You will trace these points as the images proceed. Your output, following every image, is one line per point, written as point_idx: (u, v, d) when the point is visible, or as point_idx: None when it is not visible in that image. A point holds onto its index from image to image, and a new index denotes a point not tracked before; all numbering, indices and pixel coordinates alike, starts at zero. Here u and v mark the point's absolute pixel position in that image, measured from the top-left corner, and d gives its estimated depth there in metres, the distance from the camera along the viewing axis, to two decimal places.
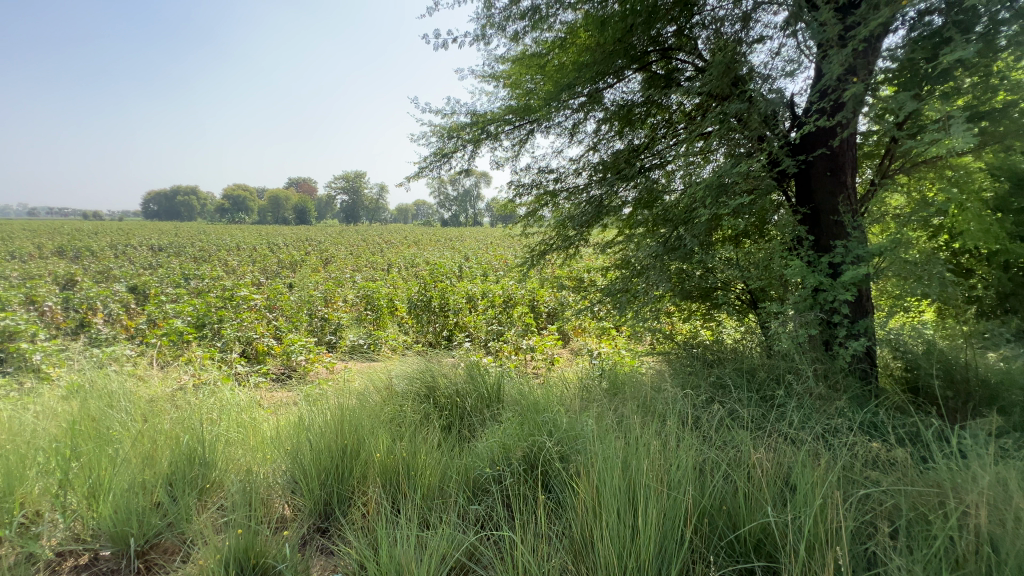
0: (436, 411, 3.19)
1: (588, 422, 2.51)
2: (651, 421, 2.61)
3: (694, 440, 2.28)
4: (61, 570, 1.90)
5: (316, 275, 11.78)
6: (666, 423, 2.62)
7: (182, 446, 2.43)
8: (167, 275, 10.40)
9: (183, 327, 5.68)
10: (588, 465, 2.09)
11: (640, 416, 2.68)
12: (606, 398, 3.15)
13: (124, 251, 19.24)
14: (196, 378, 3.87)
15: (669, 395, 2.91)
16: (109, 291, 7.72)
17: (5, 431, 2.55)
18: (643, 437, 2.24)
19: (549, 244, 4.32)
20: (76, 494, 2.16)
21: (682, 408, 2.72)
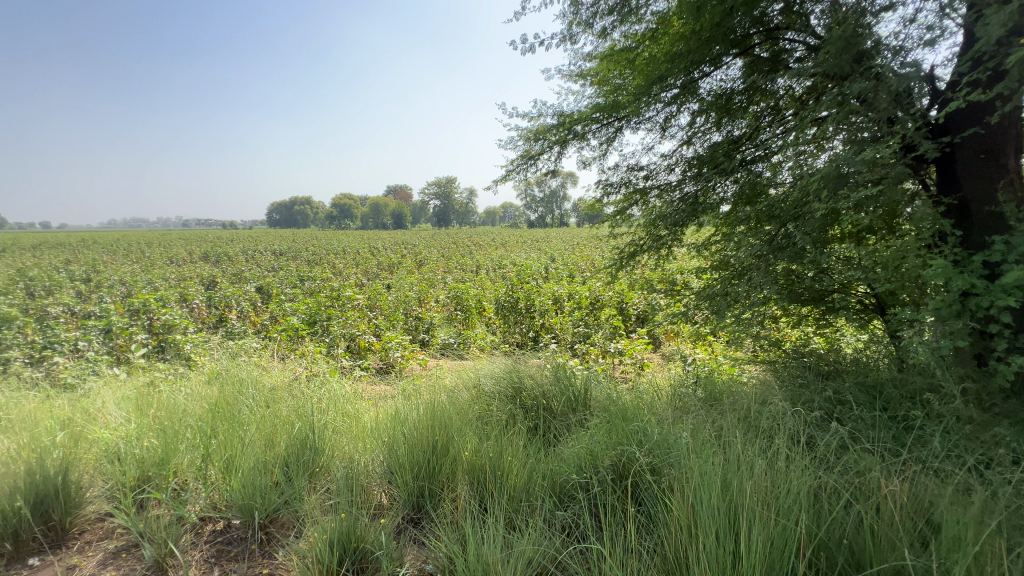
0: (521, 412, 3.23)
1: (681, 433, 2.37)
2: (754, 437, 2.40)
3: (807, 462, 2.05)
4: (203, 534, 2.23)
5: (411, 277, 12.50)
6: (772, 441, 2.39)
7: (296, 432, 2.70)
8: (286, 277, 11.73)
9: (300, 324, 6.37)
10: (682, 480, 1.98)
11: (742, 431, 2.47)
12: (701, 408, 2.96)
13: (254, 256, 22.26)
14: (309, 369, 4.31)
15: (775, 409, 2.65)
16: (242, 291, 8.90)
17: (164, 409, 3.04)
18: (746, 455, 2.07)
19: (640, 245, 4.17)
20: (215, 467, 2.51)
21: (791, 425, 2.47)
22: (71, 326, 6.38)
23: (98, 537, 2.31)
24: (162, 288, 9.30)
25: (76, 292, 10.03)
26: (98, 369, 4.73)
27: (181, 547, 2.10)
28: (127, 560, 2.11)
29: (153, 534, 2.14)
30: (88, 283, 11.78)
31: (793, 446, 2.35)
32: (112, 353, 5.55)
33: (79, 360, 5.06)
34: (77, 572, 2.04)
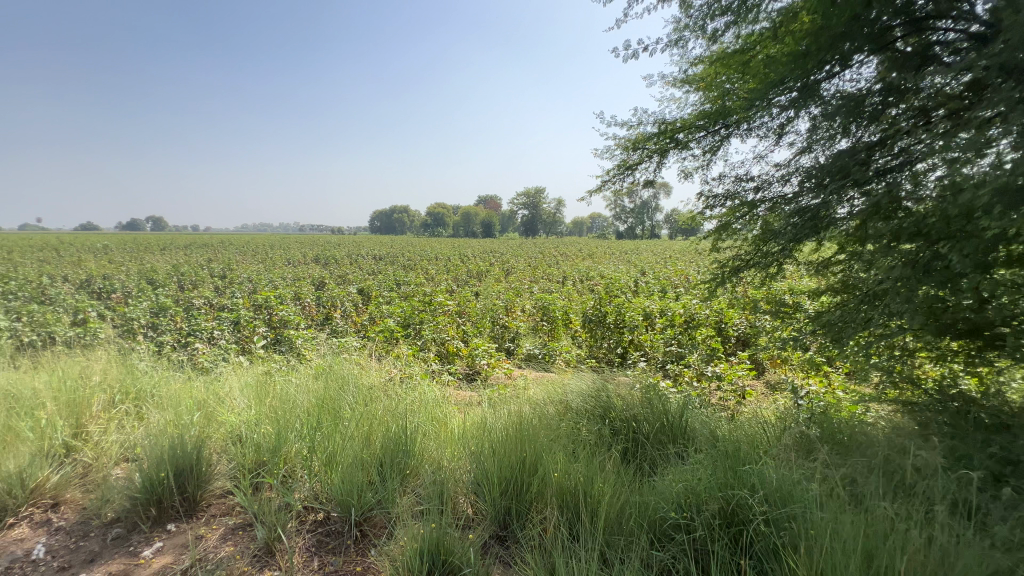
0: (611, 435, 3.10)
1: (808, 485, 2.14)
2: (899, 501, 2.11)
3: (977, 546, 1.77)
4: (306, 522, 2.42)
5: (498, 285, 12.79)
6: (921, 506, 2.08)
7: (390, 434, 2.84)
8: (385, 281, 12.58)
9: (395, 327, 6.77)
10: (814, 543, 1.79)
11: (886, 492, 2.19)
12: (819, 453, 2.63)
13: (357, 260, 24.31)
14: (403, 370, 4.54)
15: (922, 466, 2.29)
16: (346, 293, 9.69)
17: (278, 399, 3.37)
18: (898, 527, 1.82)
19: (749, 260, 3.90)
20: (318, 460, 2.71)
21: (951, 492, 2.13)
22: (210, 317, 7.38)
23: (221, 511, 2.61)
24: (281, 286, 10.45)
25: (215, 287, 11.63)
26: (228, 356, 5.40)
27: (287, 533, 2.30)
28: (242, 536, 2.35)
29: (265, 517, 2.37)
30: (224, 279, 13.58)
31: (950, 516, 2.03)
32: (239, 343, 6.31)
33: (214, 347, 5.82)
34: (203, 541, 2.32)
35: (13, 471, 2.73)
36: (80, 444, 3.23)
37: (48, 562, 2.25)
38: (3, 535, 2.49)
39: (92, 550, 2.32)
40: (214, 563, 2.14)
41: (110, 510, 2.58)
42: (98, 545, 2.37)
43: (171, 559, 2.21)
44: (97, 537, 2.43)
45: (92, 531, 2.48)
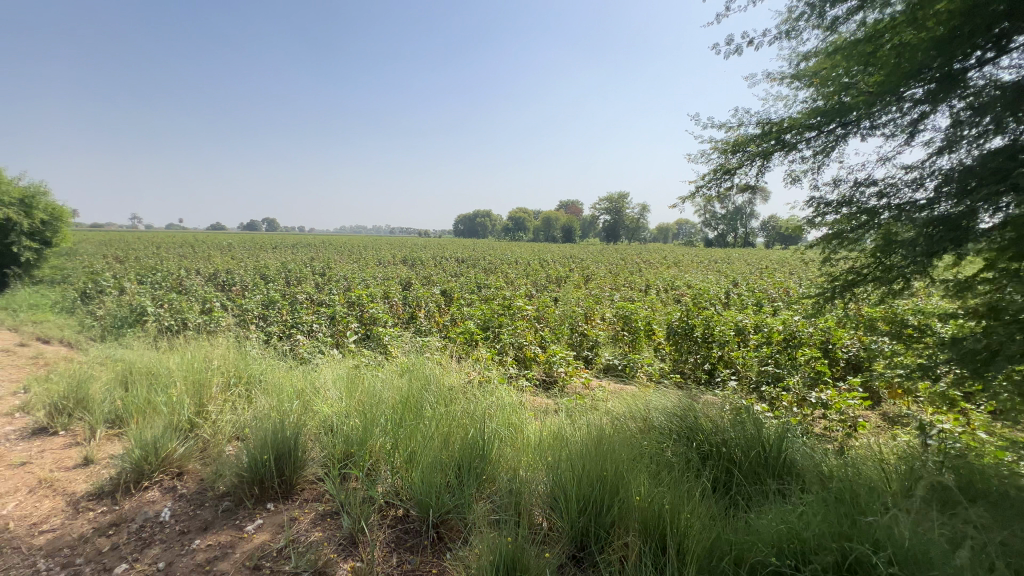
0: (698, 461, 2.90)
1: (953, 555, 1.83)
2: None
3: None
4: (387, 517, 2.54)
5: (578, 291, 12.64)
6: None
7: (469, 438, 2.88)
8: (467, 283, 12.97)
9: (475, 329, 6.93)
10: None
11: None
12: (957, 510, 2.24)
13: (442, 262, 25.39)
14: (481, 373, 4.62)
15: None
16: (430, 293, 10.13)
17: (366, 393, 3.59)
18: None
19: (865, 275, 3.48)
20: (400, 457, 2.84)
21: None
22: (311, 311, 8.09)
23: (313, 496, 2.84)
24: (373, 285, 11.19)
25: (316, 283, 12.77)
26: (325, 349, 5.87)
27: (370, 525, 2.43)
28: (330, 523, 2.53)
29: (350, 507, 2.54)
30: (323, 277, 14.83)
31: None
32: (334, 336, 6.83)
33: (313, 340, 6.37)
34: (296, 524, 2.54)
35: (150, 441, 3.18)
36: (203, 421, 3.70)
37: (172, 527, 2.60)
38: (140, 497, 2.93)
39: (206, 520, 2.65)
40: (305, 546, 2.32)
41: (221, 484, 2.93)
42: (211, 515, 2.70)
43: (269, 536, 2.45)
44: (210, 508, 2.76)
45: (207, 502, 2.83)
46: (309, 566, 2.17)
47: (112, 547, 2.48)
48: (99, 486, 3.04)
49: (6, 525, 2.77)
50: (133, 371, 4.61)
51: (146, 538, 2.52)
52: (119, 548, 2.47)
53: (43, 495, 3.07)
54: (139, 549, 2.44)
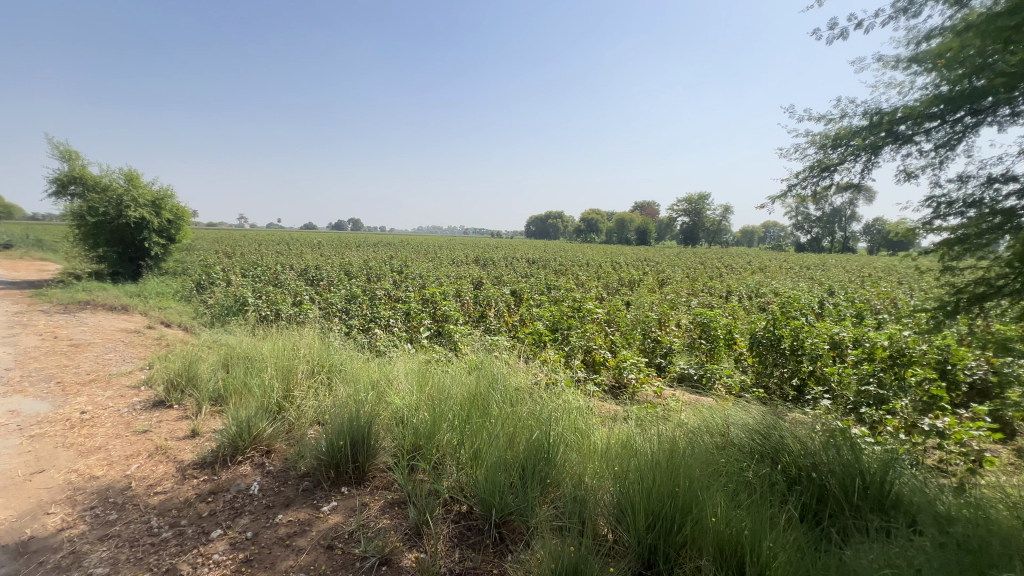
0: (782, 484, 2.67)
1: None
2: None
3: None
4: (451, 512, 2.63)
5: (652, 295, 12.17)
6: None
7: (534, 439, 2.87)
8: (537, 284, 12.99)
9: (544, 330, 6.91)
10: None
11: None
12: None
13: (513, 262, 25.67)
14: (549, 374, 4.58)
15: None
16: (500, 293, 10.26)
17: (436, 388, 3.69)
18: None
19: (996, 287, 3.01)
20: (466, 454, 2.90)
21: None
22: (388, 306, 8.52)
23: (382, 484, 2.99)
24: (446, 284, 11.56)
25: (394, 280, 13.44)
26: (400, 343, 6.15)
27: (435, 519, 2.52)
28: (397, 513, 2.66)
29: (417, 498, 2.65)
30: (401, 274, 15.59)
31: None
32: (409, 332, 7.14)
33: (389, 334, 6.71)
34: (366, 510, 2.69)
35: (244, 419, 3.51)
36: (289, 404, 4.03)
37: (259, 501, 2.87)
38: (235, 470, 3.26)
39: (288, 497, 2.89)
40: (373, 533, 2.47)
41: (302, 465, 3.17)
42: (293, 492, 2.94)
43: (342, 518, 2.63)
44: (292, 486, 3.01)
45: (290, 480, 3.08)
46: (377, 553, 2.30)
47: (210, 513, 2.78)
48: (202, 457, 3.43)
49: (129, 484, 3.21)
50: (233, 354, 5.12)
51: (237, 507, 2.80)
52: (215, 515, 2.76)
53: (158, 460, 3.51)
54: (231, 517, 2.72)
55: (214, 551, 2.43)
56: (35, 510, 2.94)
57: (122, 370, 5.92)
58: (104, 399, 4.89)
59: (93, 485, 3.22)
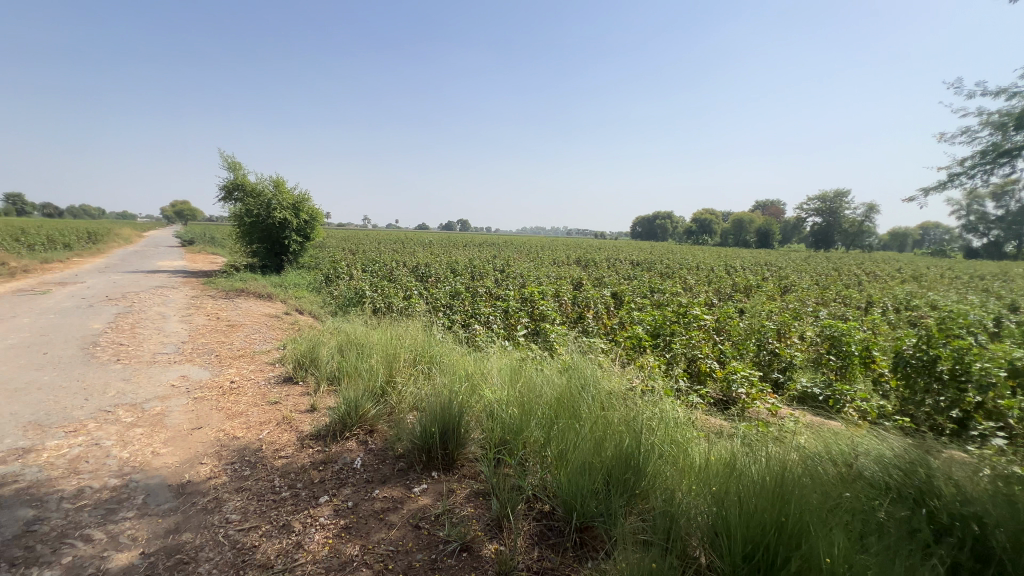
0: (928, 532, 2.23)
1: None
2: None
3: None
4: (532, 509, 2.70)
5: (772, 303, 11.00)
6: None
7: (623, 445, 2.76)
8: (640, 287, 12.48)
9: (644, 335, 6.63)
10: None
11: None
12: None
13: (616, 263, 25.00)
14: (645, 381, 4.38)
15: None
16: (600, 294, 10.04)
17: (527, 386, 3.72)
18: None
19: None
20: (552, 454, 2.89)
21: None
22: (489, 303, 8.82)
23: (469, 473, 3.16)
24: (546, 284, 11.63)
25: (497, 279, 13.88)
26: (496, 340, 6.33)
27: (516, 514, 2.61)
28: (481, 502, 2.80)
29: (500, 491, 2.76)
30: (503, 274, 16.02)
31: None
32: (506, 330, 7.32)
33: (487, 331, 6.94)
34: (453, 496, 2.88)
35: (353, 400, 3.90)
36: (392, 390, 4.38)
37: (361, 475, 3.19)
38: (343, 444, 3.65)
39: (385, 474, 3.18)
40: (458, 519, 2.64)
41: (399, 446, 3.45)
42: (390, 471, 3.22)
43: (431, 500, 2.85)
44: (389, 465, 3.30)
45: (388, 459, 3.38)
46: (459, 539, 2.46)
47: (320, 480, 3.15)
48: (318, 430, 3.88)
49: (261, 446, 3.74)
50: (348, 340, 5.68)
51: (342, 478, 3.15)
52: (324, 482, 3.13)
53: (285, 428, 4.05)
54: (337, 486, 3.06)
55: (321, 514, 2.77)
56: (193, 459, 3.57)
57: (264, 348, 6.90)
58: (249, 372, 5.75)
59: (235, 444, 3.81)
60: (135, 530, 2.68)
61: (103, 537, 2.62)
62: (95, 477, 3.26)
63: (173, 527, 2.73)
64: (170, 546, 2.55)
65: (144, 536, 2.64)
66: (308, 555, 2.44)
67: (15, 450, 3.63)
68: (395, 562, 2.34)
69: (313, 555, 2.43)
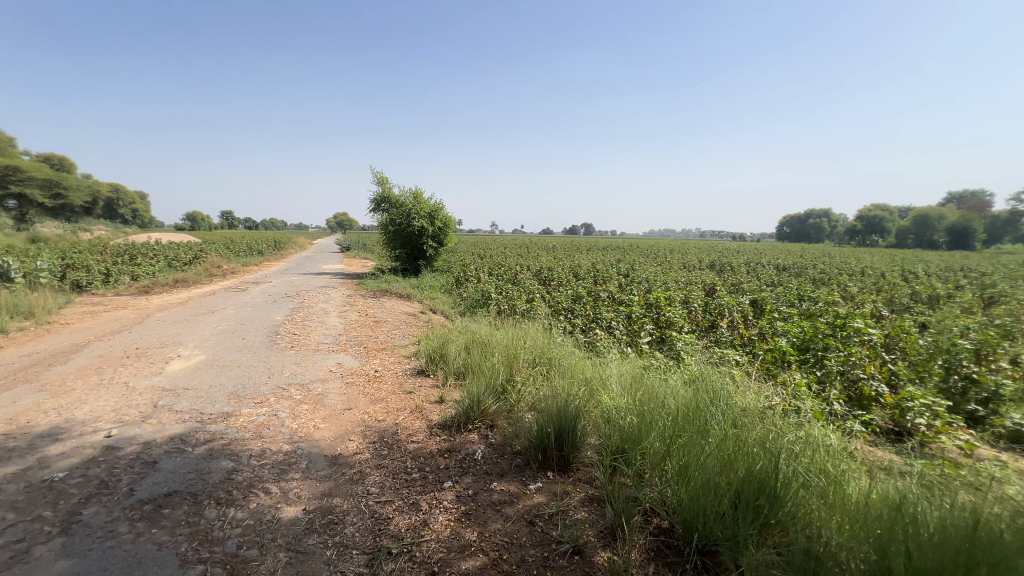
0: None
1: None
2: None
3: None
4: (650, 524, 2.58)
5: (971, 317, 8.88)
6: None
7: (756, 468, 2.47)
8: (786, 295, 11.08)
9: (789, 349, 5.88)
10: None
11: None
12: None
13: (758, 268, 22.58)
14: (788, 399, 3.87)
15: None
16: (737, 301, 9.15)
17: (648, 395, 3.56)
18: None
19: None
20: (673, 468, 2.72)
21: None
22: (611, 308, 8.62)
23: (585, 478, 3.14)
24: (674, 289, 10.97)
25: (621, 283, 13.51)
26: (618, 346, 6.17)
27: (631, 526, 2.51)
28: (595, 509, 2.76)
29: (614, 499, 2.69)
30: (628, 278, 15.53)
31: None
32: (629, 336, 7.08)
33: (609, 336, 6.80)
34: (567, 498, 2.88)
35: (476, 395, 4.13)
36: (512, 388, 4.54)
37: (481, 466, 3.37)
38: (466, 436, 3.89)
39: (503, 469, 3.31)
40: (571, 522, 2.63)
41: (517, 444, 3.56)
42: (508, 466, 3.34)
43: (546, 499, 2.89)
44: (507, 460, 3.43)
45: (506, 455, 3.51)
46: (571, 541, 2.45)
47: (445, 466, 3.40)
48: (445, 420, 4.18)
49: (397, 430, 4.17)
50: (474, 338, 6.02)
51: (464, 467, 3.36)
52: (449, 469, 3.37)
53: (417, 416, 4.46)
54: (459, 474, 3.28)
55: (445, 498, 2.99)
56: (344, 435, 4.13)
57: (403, 343, 7.68)
58: (391, 364, 6.45)
59: (377, 426, 4.31)
60: (300, 489, 3.19)
61: (277, 491, 3.17)
62: (273, 442, 3.96)
63: (327, 491, 3.19)
64: (324, 507, 2.98)
65: (306, 495, 3.14)
66: (432, 533, 2.65)
67: (223, 413, 4.59)
68: (509, 554, 2.42)
69: (436, 534, 2.64)
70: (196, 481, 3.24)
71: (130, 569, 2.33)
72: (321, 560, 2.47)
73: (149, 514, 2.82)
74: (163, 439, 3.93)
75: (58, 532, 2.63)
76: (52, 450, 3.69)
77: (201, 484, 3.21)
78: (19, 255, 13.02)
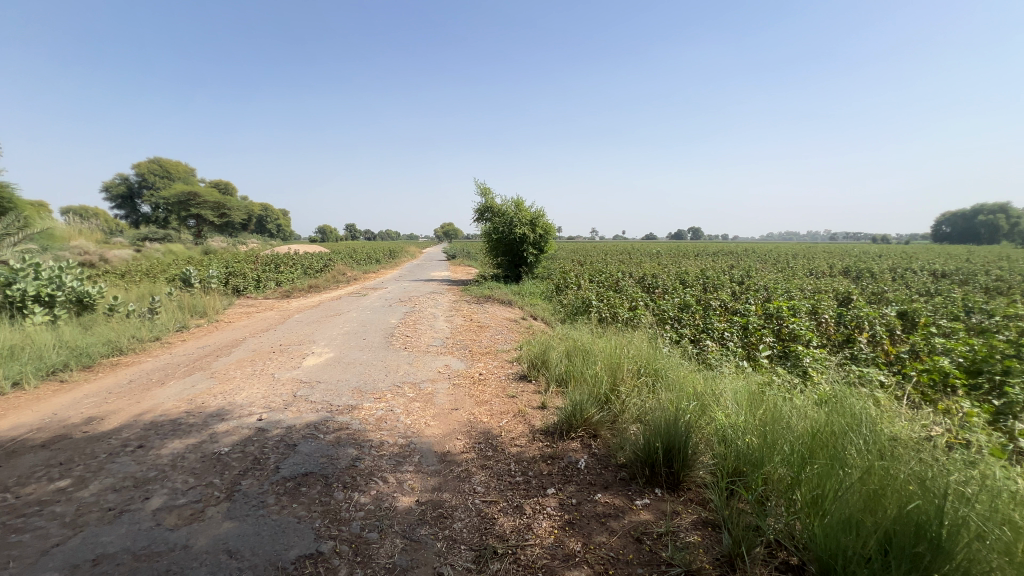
0: None
1: None
2: None
3: None
4: (775, 559, 2.32)
5: None
6: None
7: (912, 509, 2.11)
8: (947, 306, 9.36)
9: (952, 370, 4.94)
10: None
11: None
12: None
13: (907, 274, 19.47)
14: (954, 430, 3.24)
15: None
16: (880, 313, 7.93)
17: (771, 414, 3.22)
18: None
19: None
20: (803, 499, 2.43)
21: None
22: (724, 318, 8.02)
23: (697, 500, 2.95)
24: (800, 299, 9.85)
25: (735, 291, 12.50)
26: (732, 359, 5.70)
27: (753, 559, 2.29)
28: (709, 534, 2.57)
29: (732, 526, 2.48)
30: (742, 285, 14.36)
31: None
32: (745, 349, 6.50)
33: (721, 348, 6.32)
34: (677, 519, 2.73)
35: (578, 403, 4.09)
36: (615, 398, 4.41)
37: (584, 475, 3.32)
38: (568, 444, 3.87)
39: (607, 481, 3.23)
40: (682, 544, 2.48)
41: (621, 456, 3.45)
42: (613, 478, 3.25)
43: (652, 517, 2.75)
44: (612, 473, 3.33)
45: (610, 466, 3.43)
46: (683, 566, 2.30)
47: (548, 473, 3.41)
48: (547, 427, 4.20)
49: (501, 432, 4.28)
50: (575, 345, 5.96)
51: (567, 475, 3.34)
52: (551, 475, 3.37)
53: (519, 421, 4.53)
54: (562, 481, 3.26)
55: (548, 505, 3.00)
56: (451, 434, 4.34)
57: (506, 348, 7.88)
58: (494, 367, 6.66)
59: (481, 427, 4.46)
60: (413, 481, 3.42)
61: (394, 480, 3.43)
62: (390, 435, 4.30)
63: (437, 485, 3.38)
64: (435, 500, 3.16)
65: (418, 487, 3.36)
66: (536, 538, 2.67)
67: (348, 406, 5.10)
68: (615, 569, 2.36)
69: (540, 539, 2.65)
70: (327, 465, 3.63)
71: (277, 536, 2.69)
72: (432, 550, 2.61)
73: (290, 490, 3.22)
74: (301, 425, 4.48)
75: (225, 496, 3.13)
76: (220, 427, 4.40)
77: (331, 467, 3.59)
78: (196, 265, 15.79)
